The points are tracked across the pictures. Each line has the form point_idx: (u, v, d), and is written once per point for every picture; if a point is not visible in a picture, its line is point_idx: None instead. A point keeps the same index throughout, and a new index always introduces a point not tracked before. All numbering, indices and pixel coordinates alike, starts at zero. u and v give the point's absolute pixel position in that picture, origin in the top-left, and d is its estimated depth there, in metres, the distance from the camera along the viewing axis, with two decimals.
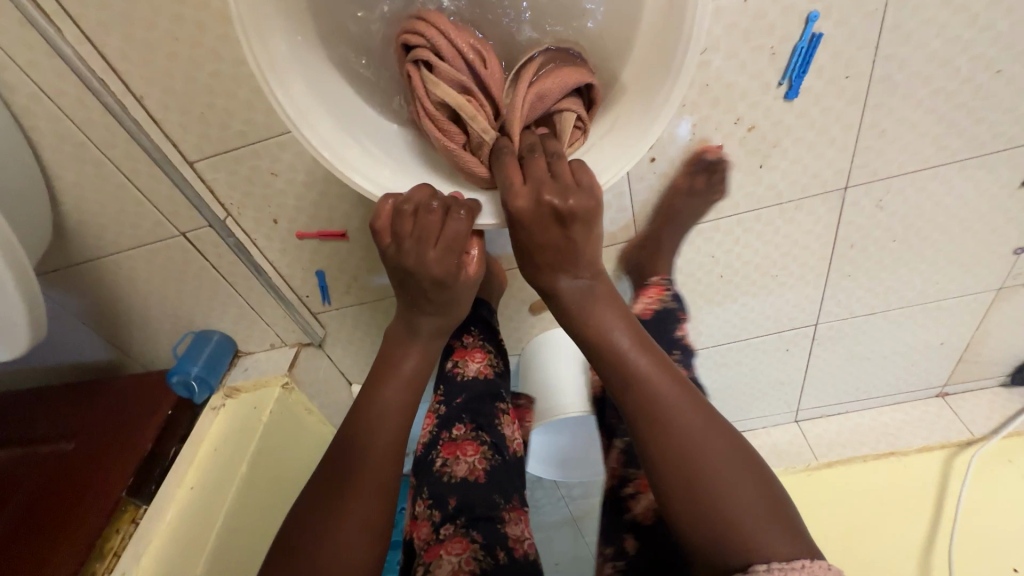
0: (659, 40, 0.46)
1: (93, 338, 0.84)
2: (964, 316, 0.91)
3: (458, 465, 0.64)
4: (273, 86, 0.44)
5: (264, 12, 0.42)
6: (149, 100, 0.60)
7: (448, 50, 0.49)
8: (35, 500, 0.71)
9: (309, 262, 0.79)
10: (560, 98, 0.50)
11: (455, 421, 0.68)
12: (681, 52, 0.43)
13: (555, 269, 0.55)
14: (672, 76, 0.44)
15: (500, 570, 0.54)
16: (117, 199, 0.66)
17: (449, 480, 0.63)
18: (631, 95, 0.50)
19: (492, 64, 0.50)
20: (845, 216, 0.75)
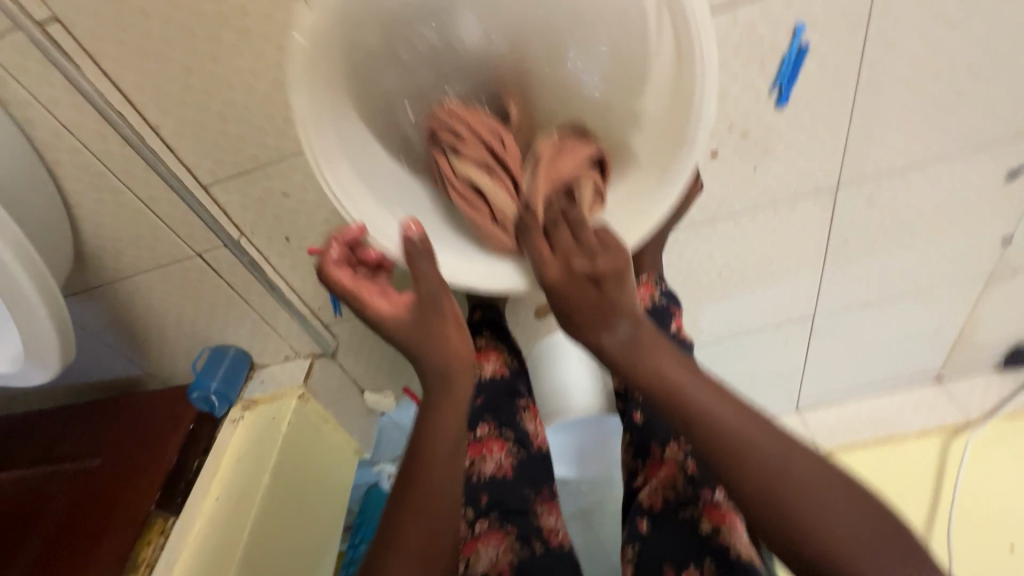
0: (670, 117, 0.47)
1: (113, 357, 0.86)
2: (956, 304, 0.94)
3: (485, 463, 0.66)
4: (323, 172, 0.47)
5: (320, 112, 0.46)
6: (163, 129, 0.62)
7: (468, 135, 0.55)
8: (69, 514, 0.74)
9: (320, 276, 0.81)
10: (577, 169, 0.53)
11: (477, 421, 0.70)
12: (692, 127, 0.44)
13: (595, 324, 0.46)
14: (686, 148, 0.45)
15: (537, 561, 0.58)
16: (135, 224, 0.69)
17: (477, 479, 0.65)
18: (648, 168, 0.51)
19: (509, 144, 0.56)
20: (837, 214, 0.77)
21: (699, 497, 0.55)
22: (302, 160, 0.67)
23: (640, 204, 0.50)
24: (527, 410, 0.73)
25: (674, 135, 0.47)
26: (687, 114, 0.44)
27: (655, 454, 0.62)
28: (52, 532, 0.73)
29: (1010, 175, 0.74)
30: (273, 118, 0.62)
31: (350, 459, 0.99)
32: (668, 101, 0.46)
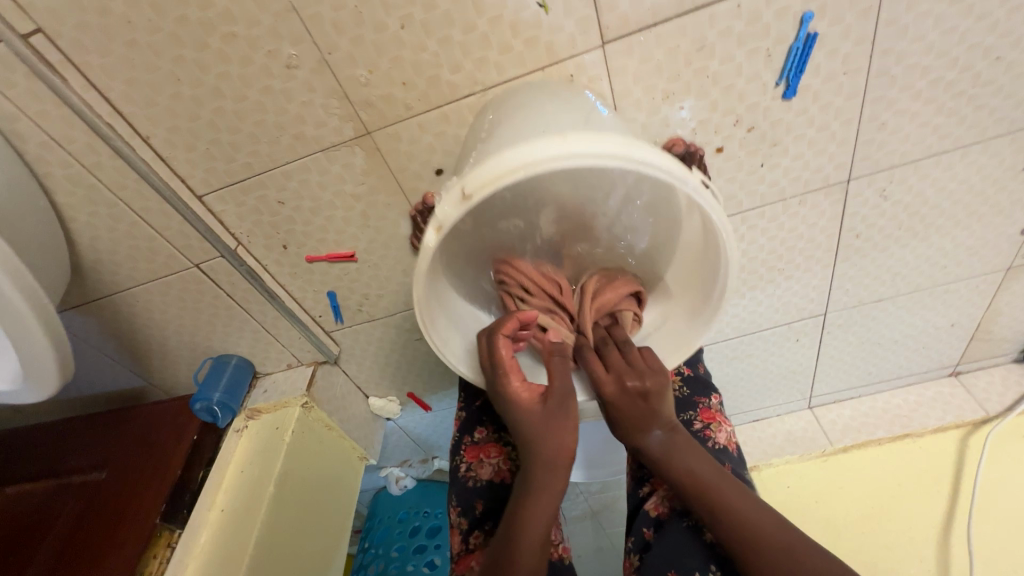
0: (698, 267, 0.57)
1: (115, 369, 0.86)
2: (973, 296, 0.91)
3: (482, 468, 0.62)
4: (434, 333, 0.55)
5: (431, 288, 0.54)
6: (155, 139, 0.61)
7: (532, 287, 0.59)
8: (77, 527, 0.74)
9: (320, 284, 0.80)
10: (619, 301, 0.60)
11: (476, 425, 0.67)
12: (720, 282, 0.53)
13: (637, 426, 0.53)
14: (717, 293, 0.54)
15: None
16: (131, 236, 0.68)
17: (474, 484, 0.61)
18: (683, 296, 0.60)
19: (565, 287, 0.60)
20: (848, 208, 0.75)
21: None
22: (297, 168, 0.65)
23: (680, 331, 0.60)
24: None
25: (708, 280, 0.56)
26: (717, 270, 0.53)
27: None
28: (60, 545, 0.73)
29: None
30: (266, 126, 0.61)
31: (356, 466, 0.98)
32: (691, 256, 0.58)
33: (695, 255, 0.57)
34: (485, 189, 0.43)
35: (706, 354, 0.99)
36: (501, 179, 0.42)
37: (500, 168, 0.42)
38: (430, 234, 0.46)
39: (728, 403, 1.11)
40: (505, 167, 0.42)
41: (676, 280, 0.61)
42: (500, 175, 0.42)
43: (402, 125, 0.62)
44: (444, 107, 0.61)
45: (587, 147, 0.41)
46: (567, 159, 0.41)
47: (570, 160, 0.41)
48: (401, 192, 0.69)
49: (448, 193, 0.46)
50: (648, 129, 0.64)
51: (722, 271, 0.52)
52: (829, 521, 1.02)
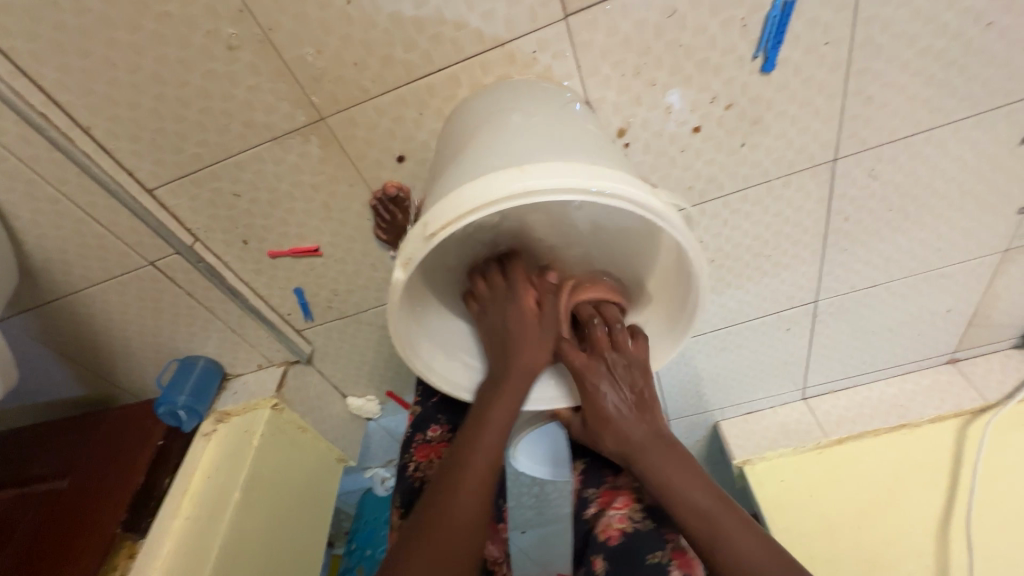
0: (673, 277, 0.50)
1: (78, 374, 0.82)
2: (970, 280, 0.87)
3: (431, 467, 0.59)
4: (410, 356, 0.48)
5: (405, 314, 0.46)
6: (97, 130, 0.58)
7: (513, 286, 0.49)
8: (35, 539, 0.71)
9: (285, 281, 0.77)
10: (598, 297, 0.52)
11: (431, 422, 0.64)
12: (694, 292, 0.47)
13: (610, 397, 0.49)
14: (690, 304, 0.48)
15: None
16: (79, 234, 0.64)
17: (420, 484, 0.58)
18: (656, 310, 0.54)
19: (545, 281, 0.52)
20: (836, 189, 0.71)
21: (668, 541, 0.47)
22: (250, 158, 0.62)
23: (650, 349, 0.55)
24: None
25: (682, 296, 0.50)
26: (688, 288, 0.48)
27: (610, 482, 0.57)
28: (14, 560, 0.69)
29: None
30: (212, 113, 0.58)
31: (333, 470, 0.95)
32: (662, 276, 0.51)
33: (666, 277, 0.51)
34: (447, 230, 0.37)
35: (695, 347, 0.96)
36: (464, 217, 0.36)
37: (460, 206, 0.36)
38: (396, 269, 0.39)
39: (718, 396, 1.08)
40: (465, 205, 0.36)
41: (649, 295, 0.54)
42: (463, 210, 0.36)
43: (357, 109, 0.58)
44: (400, 89, 0.57)
45: (559, 176, 0.35)
46: (535, 195, 0.35)
47: (537, 197, 0.35)
48: (363, 182, 0.65)
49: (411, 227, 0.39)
50: (619, 108, 0.60)
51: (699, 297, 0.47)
52: (824, 516, 0.97)
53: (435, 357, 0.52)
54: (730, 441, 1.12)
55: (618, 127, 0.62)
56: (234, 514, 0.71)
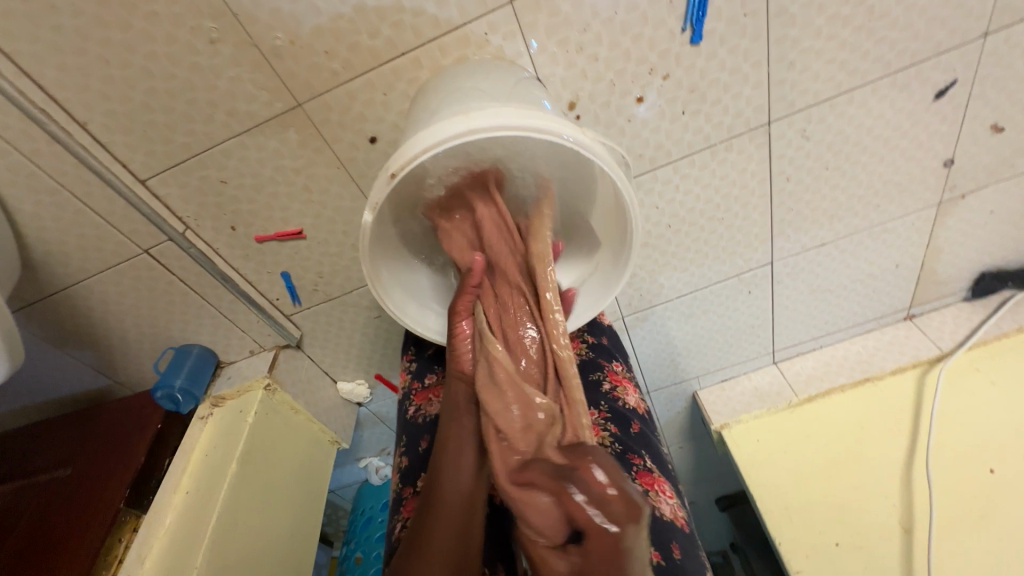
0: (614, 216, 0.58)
1: (78, 368, 0.86)
2: (912, 235, 0.94)
3: (430, 407, 0.70)
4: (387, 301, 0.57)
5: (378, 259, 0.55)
6: (93, 125, 0.63)
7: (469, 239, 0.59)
8: (39, 520, 0.75)
9: (273, 265, 0.82)
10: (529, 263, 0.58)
11: (427, 372, 0.74)
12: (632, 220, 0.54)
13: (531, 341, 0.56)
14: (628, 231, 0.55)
15: None
16: (77, 225, 0.69)
17: (422, 420, 0.69)
18: (604, 249, 0.61)
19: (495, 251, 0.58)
20: (774, 151, 0.78)
21: (633, 466, 0.63)
22: (234, 145, 0.68)
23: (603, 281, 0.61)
24: None
25: (622, 231, 0.57)
26: (627, 222, 0.55)
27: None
28: (22, 541, 0.73)
29: (939, 95, 0.74)
30: (199, 104, 0.64)
31: (328, 451, 0.99)
32: (603, 216, 0.59)
33: (605, 215, 0.58)
34: (405, 167, 0.43)
35: (665, 314, 1.02)
36: (416, 158, 0.43)
37: (415, 145, 0.43)
38: (367, 214, 0.47)
39: (693, 364, 1.14)
40: (419, 145, 0.43)
41: (596, 237, 0.61)
42: (416, 152, 0.43)
43: (331, 95, 0.64)
44: (368, 74, 0.63)
45: (495, 116, 0.42)
46: (473, 134, 0.42)
47: (481, 133, 0.42)
48: (340, 163, 0.71)
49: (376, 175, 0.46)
50: (567, 83, 0.67)
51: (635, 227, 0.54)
52: (797, 468, 1.02)
53: (408, 306, 0.60)
54: (709, 408, 1.17)
55: (568, 101, 0.69)
56: (233, 482, 0.74)
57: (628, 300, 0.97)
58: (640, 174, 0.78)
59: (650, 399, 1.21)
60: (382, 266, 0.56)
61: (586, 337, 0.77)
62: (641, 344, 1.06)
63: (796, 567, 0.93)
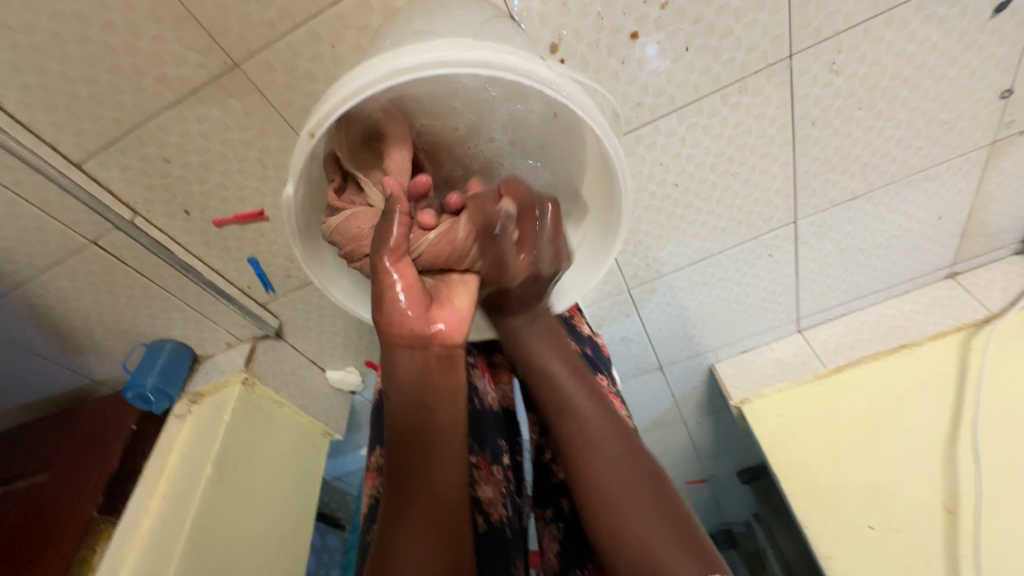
0: (602, 177, 0.50)
1: (49, 369, 0.82)
2: (958, 182, 0.82)
3: None
4: (334, 291, 0.51)
5: (317, 243, 0.50)
6: (8, 103, 0.56)
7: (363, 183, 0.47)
8: (16, 527, 0.72)
9: (238, 251, 0.75)
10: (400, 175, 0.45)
11: None
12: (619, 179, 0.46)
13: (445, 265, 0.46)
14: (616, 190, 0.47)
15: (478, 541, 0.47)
16: (13, 217, 0.63)
17: None
18: (593, 217, 0.53)
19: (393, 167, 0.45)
20: (797, 90, 0.67)
21: None
22: (172, 117, 0.60)
23: (593, 255, 0.53)
24: (475, 366, 0.61)
25: (610, 192, 0.49)
26: (614, 181, 0.47)
27: None
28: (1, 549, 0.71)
29: (999, 9, 0.62)
30: (123, 71, 0.55)
31: (319, 443, 0.93)
32: (594, 177, 0.51)
33: (593, 176, 0.50)
34: (324, 123, 0.38)
35: (677, 284, 0.92)
36: (336, 109, 0.38)
37: (333, 94, 0.38)
38: (288, 185, 0.42)
39: (708, 336, 1.05)
40: (340, 93, 0.37)
41: (584, 203, 0.53)
42: (337, 102, 0.38)
43: (271, 51, 0.56)
44: (311, 23, 0.54)
45: (430, 52, 0.37)
46: (402, 75, 0.37)
47: (409, 75, 0.37)
48: (294, 133, 0.63)
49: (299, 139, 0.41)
50: (546, 20, 0.57)
51: (623, 186, 0.47)
52: (826, 443, 0.94)
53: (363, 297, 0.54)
54: (727, 382, 1.09)
55: (549, 43, 0.59)
56: (208, 485, 0.70)
57: (633, 271, 0.88)
58: (639, 125, 0.67)
59: (664, 373, 1.13)
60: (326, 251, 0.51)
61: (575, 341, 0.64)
62: (650, 317, 0.98)
63: (826, 553, 0.85)
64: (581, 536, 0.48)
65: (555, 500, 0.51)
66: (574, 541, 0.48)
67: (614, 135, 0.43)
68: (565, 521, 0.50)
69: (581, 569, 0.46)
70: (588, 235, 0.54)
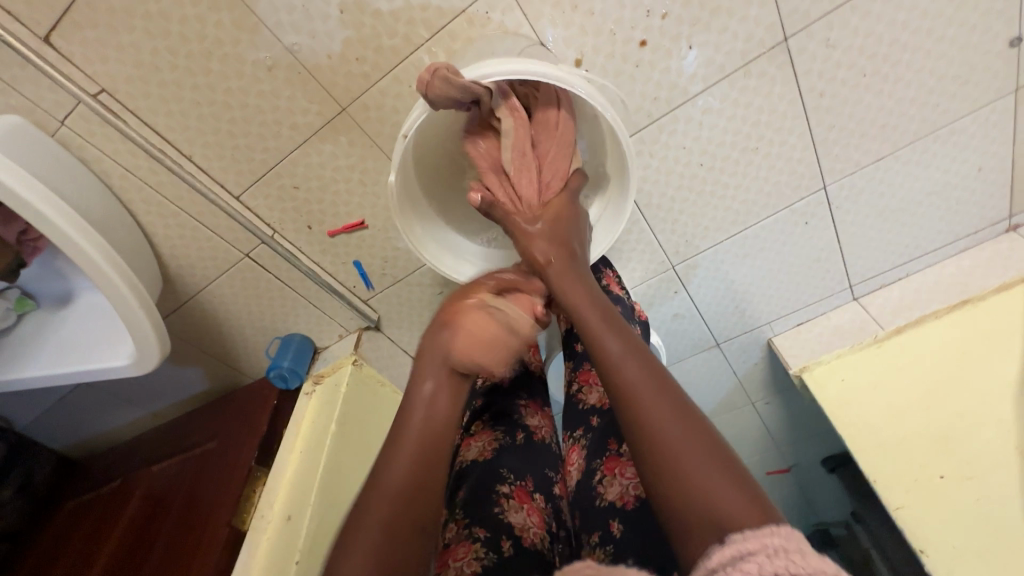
0: (614, 149, 0.67)
1: (213, 363, 1.06)
2: (991, 130, 0.85)
3: None
4: (423, 252, 0.70)
5: (410, 222, 0.69)
6: (195, 156, 0.80)
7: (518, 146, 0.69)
8: (196, 481, 0.94)
9: (345, 255, 0.95)
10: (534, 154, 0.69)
11: None
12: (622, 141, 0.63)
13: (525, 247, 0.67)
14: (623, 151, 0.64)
15: (518, 446, 0.68)
16: (196, 239, 0.87)
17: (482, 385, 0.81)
18: (613, 185, 0.71)
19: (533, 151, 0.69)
20: (799, 68, 0.76)
21: None
22: (299, 154, 0.81)
23: (617, 205, 0.69)
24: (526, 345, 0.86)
25: (620, 159, 0.67)
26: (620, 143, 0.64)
27: (587, 367, 0.75)
28: (187, 496, 0.92)
29: None
30: (267, 124, 0.78)
31: None
32: (611, 151, 0.69)
33: (611, 155, 0.69)
34: (412, 126, 0.59)
35: (718, 257, 1.00)
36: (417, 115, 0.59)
37: (416, 111, 0.59)
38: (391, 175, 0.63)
39: (760, 309, 1.11)
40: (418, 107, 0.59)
41: (608, 173, 0.71)
42: (418, 112, 0.60)
43: (367, 95, 0.75)
44: (394, 71, 0.73)
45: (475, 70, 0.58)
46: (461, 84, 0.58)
47: (464, 85, 0.58)
48: (385, 156, 0.82)
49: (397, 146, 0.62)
50: (570, 41, 0.73)
51: (628, 151, 0.64)
52: (896, 403, 0.94)
53: (445, 259, 0.73)
54: (786, 354, 1.13)
55: (574, 59, 0.74)
56: (334, 438, 0.89)
57: (675, 248, 0.98)
58: (660, 116, 0.80)
59: (722, 351, 1.19)
60: (416, 224, 0.70)
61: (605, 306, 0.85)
62: (699, 293, 1.06)
63: (897, 504, 0.85)
64: (608, 432, 0.65)
65: (588, 419, 0.69)
66: (599, 440, 0.65)
67: (611, 109, 0.60)
68: (593, 431, 0.67)
69: (602, 457, 0.63)
70: (611, 197, 0.71)
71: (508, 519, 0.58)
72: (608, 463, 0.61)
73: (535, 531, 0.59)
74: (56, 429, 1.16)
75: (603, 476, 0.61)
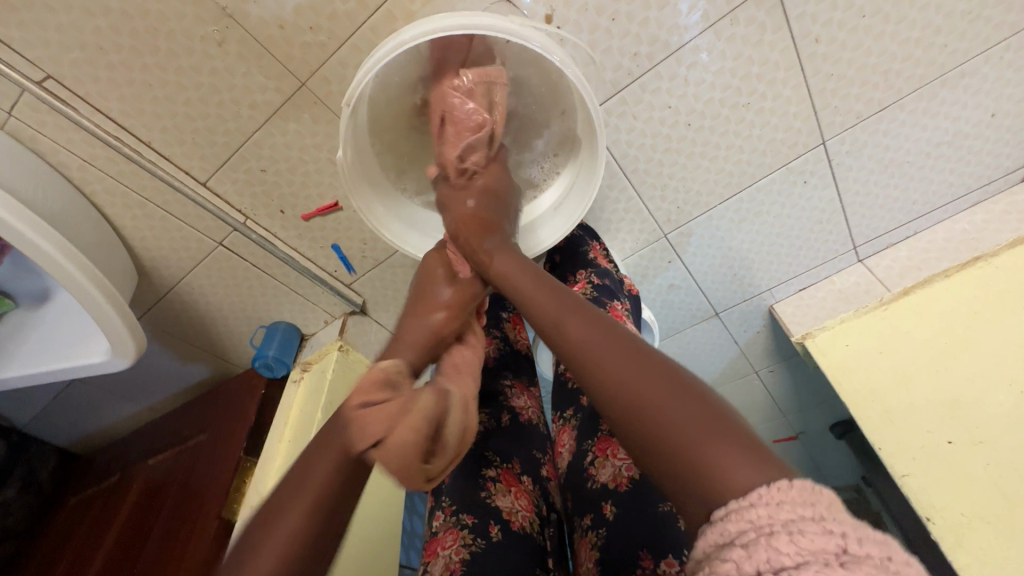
0: (583, 111, 0.63)
1: (200, 355, 1.05)
2: (1004, 71, 0.79)
3: None
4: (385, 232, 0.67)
5: (371, 203, 0.66)
6: (155, 142, 0.76)
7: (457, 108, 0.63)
8: (189, 473, 0.94)
9: (323, 240, 0.92)
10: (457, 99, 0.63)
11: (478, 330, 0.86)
12: (589, 100, 0.58)
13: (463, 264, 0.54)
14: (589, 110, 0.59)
15: (502, 428, 0.66)
16: (166, 229, 0.84)
17: None
18: (585, 149, 0.67)
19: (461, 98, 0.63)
20: (791, 12, 0.70)
21: None
22: (262, 135, 0.77)
23: (590, 168, 0.65)
24: (509, 322, 0.86)
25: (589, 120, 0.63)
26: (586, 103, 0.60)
27: None
28: (180, 489, 0.92)
29: None
30: (226, 104, 0.74)
31: None
32: (580, 115, 0.64)
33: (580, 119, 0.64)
34: (355, 94, 0.55)
35: (713, 224, 0.95)
36: (360, 82, 0.55)
37: (358, 76, 0.55)
38: (340, 151, 0.59)
39: (759, 276, 1.06)
40: (361, 73, 0.55)
41: (579, 138, 0.67)
42: (360, 78, 0.55)
43: (326, 68, 0.71)
44: (352, 39, 0.69)
45: (419, 28, 0.53)
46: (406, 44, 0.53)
47: (409, 44, 0.53)
48: None
49: (344, 121, 0.58)
50: None
51: (596, 110, 0.59)
52: (902, 367, 0.90)
53: (406, 236, 0.71)
54: (787, 321, 1.09)
55: (544, 15, 0.69)
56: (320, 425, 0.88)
57: (666, 216, 0.93)
58: (641, 74, 0.74)
59: (722, 320, 1.15)
60: (376, 204, 0.67)
61: (593, 278, 0.80)
62: (696, 262, 1.02)
63: (902, 472, 0.82)
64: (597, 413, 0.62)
65: (577, 399, 0.67)
66: (587, 422, 0.63)
67: (573, 64, 0.56)
68: (583, 412, 0.65)
69: (593, 437, 0.60)
70: (584, 159, 0.67)
71: (494, 503, 0.57)
72: (598, 444, 0.59)
73: (523, 514, 0.57)
74: (53, 426, 1.16)
75: (595, 457, 0.58)
